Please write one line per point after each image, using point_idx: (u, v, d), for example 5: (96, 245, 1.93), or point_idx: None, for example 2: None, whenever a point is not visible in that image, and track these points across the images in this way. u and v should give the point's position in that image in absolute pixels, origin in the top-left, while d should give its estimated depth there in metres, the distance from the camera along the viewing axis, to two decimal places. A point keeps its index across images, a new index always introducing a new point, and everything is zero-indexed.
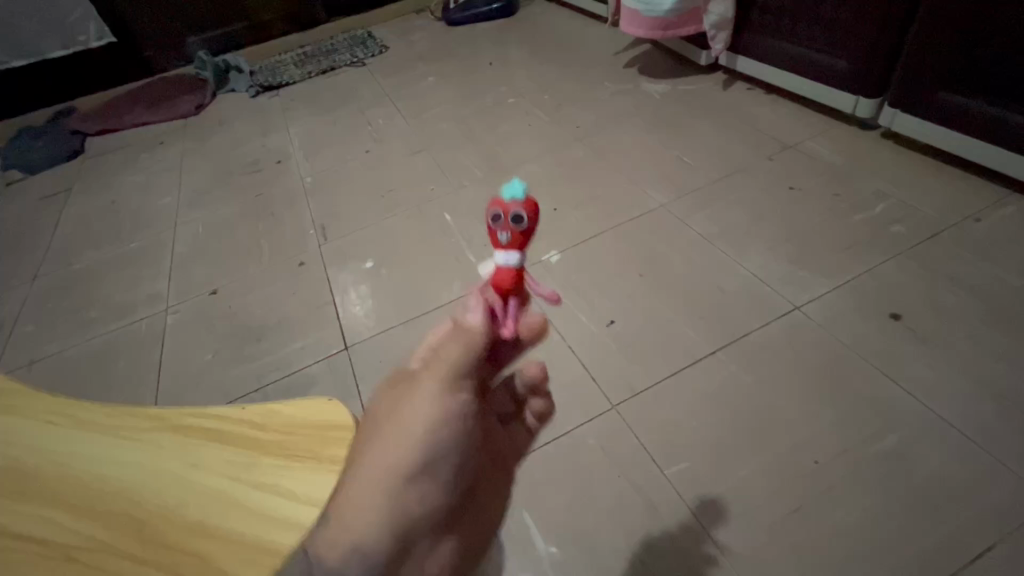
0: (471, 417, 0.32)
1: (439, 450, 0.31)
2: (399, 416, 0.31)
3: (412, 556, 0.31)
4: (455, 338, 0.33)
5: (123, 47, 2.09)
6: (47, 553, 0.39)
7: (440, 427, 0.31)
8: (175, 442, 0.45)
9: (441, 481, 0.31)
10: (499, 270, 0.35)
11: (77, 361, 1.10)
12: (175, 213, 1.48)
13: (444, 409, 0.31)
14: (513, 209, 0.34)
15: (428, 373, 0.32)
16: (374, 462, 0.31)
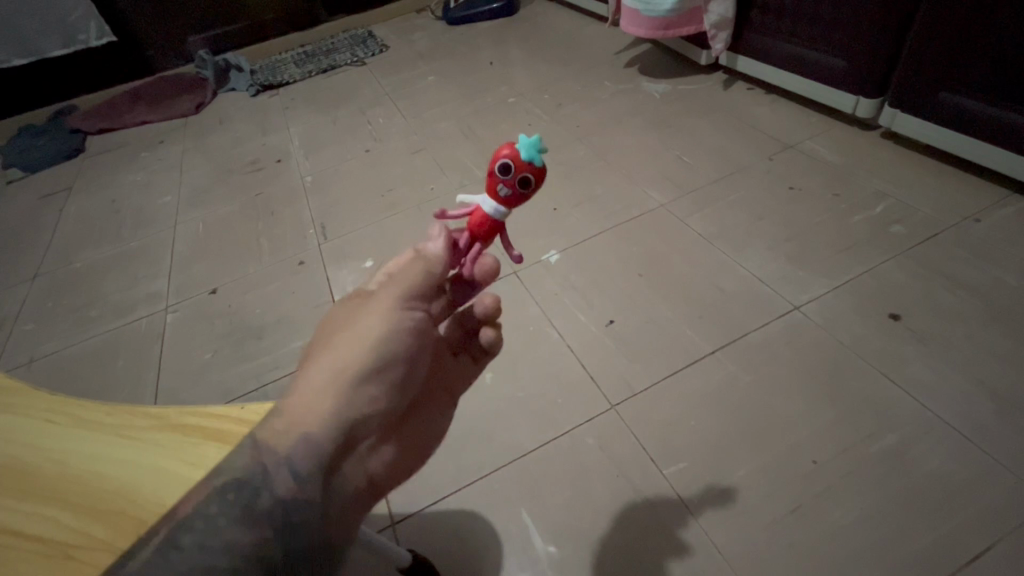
0: (407, 334, 0.48)
1: (387, 347, 0.47)
2: (359, 322, 0.47)
3: (357, 444, 0.46)
4: (411, 269, 0.49)
5: (124, 46, 2.09)
6: (47, 553, 0.40)
7: (387, 331, 0.47)
8: (173, 442, 0.45)
9: (386, 375, 0.46)
10: (480, 212, 0.49)
11: (77, 359, 1.10)
12: (175, 212, 1.48)
13: (388, 324, 0.47)
14: (511, 168, 0.46)
15: (387, 292, 0.49)
16: (338, 351, 0.46)
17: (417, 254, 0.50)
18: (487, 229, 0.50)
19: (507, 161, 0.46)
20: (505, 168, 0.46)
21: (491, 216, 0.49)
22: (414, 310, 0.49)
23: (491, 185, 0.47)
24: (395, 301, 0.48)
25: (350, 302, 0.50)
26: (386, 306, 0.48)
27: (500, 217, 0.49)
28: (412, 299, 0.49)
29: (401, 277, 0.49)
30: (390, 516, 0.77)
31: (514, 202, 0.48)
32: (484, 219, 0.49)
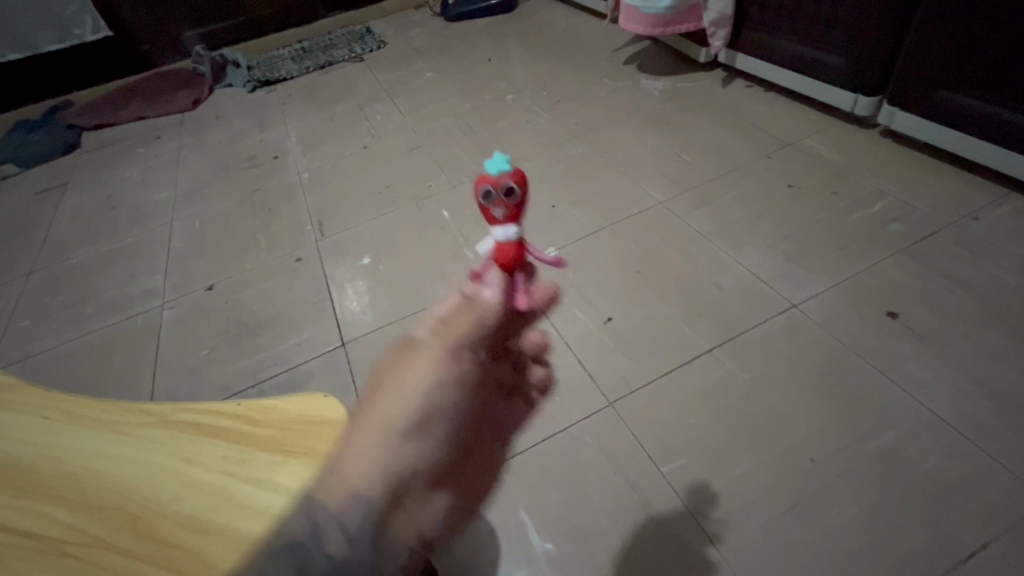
0: (469, 375, 0.37)
1: (441, 409, 0.36)
2: (405, 376, 0.36)
3: (406, 503, 0.34)
4: (461, 318, 0.41)
5: (119, 41, 2.07)
6: (37, 548, 0.39)
7: (441, 389, 0.36)
8: (171, 438, 0.45)
9: (445, 442, 0.36)
10: (498, 242, 0.58)
11: (73, 356, 1.09)
12: (172, 208, 1.47)
13: (442, 369, 0.36)
14: (502, 189, 0.55)
15: (436, 339, 0.38)
16: (381, 416, 0.35)
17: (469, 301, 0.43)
18: (512, 256, 0.58)
19: (487, 185, 0.55)
20: (489, 196, 0.55)
21: (510, 240, 0.57)
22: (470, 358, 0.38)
23: (489, 216, 0.57)
24: (446, 350, 0.37)
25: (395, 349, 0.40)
26: (436, 356, 0.37)
27: (515, 235, 0.57)
28: (467, 346, 0.39)
29: (452, 324, 0.40)
30: None
31: (513, 214, 0.57)
32: (507, 247, 0.57)
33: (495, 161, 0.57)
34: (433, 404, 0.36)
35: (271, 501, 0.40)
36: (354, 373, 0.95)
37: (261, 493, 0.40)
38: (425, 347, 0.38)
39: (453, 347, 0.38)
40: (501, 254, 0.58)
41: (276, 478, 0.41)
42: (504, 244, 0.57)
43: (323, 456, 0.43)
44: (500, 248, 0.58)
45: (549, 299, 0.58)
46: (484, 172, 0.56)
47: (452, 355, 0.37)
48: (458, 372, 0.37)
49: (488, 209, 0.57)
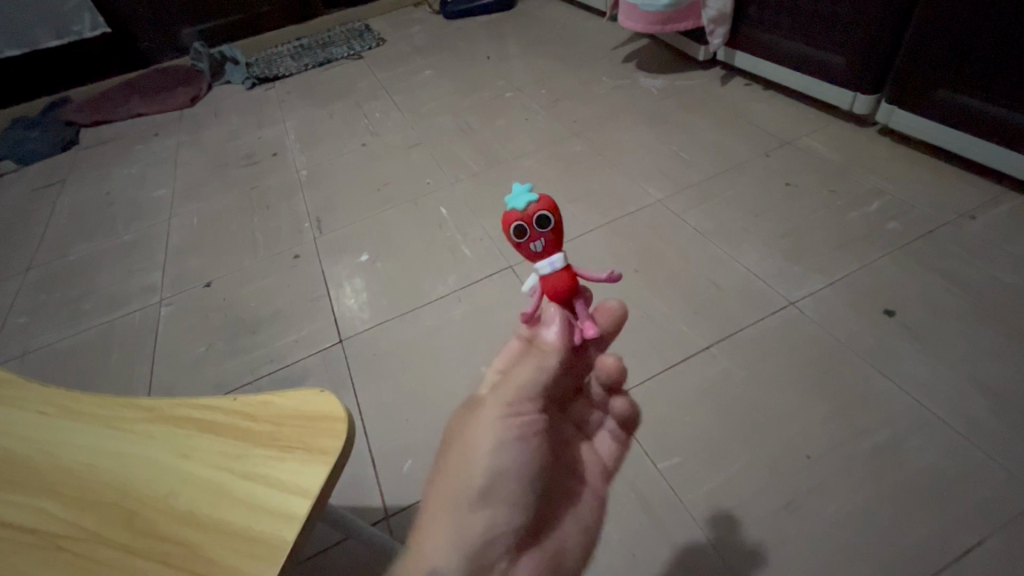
0: (525, 434, 0.44)
1: (506, 458, 0.43)
2: (473, 429, 0.44)
3: (489, 546, 0.42)
4: (524, 366, 0.45)
5: (118, 37, 2.07)
6: (37, 544, 0.39)
7: (503, 439, 0.43)
8: (166, 433, 0.45)
9: (514, 485, 0.43)
10: (548, 276, 0.45)
11: (70, 352, 1.09)
12: (170, 205, 1.47)
13: (502, 436, 0.43)
14: (536, 218, 0.42)
15: (497, 394, 0.45)
16: (456, 465, 0.44)
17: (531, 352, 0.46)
18: (564, 285, 0.45)
19: (518, 221, 0.42)
20: (522, 233, 0.43)
21: (562, 270, 0.45)
22: (531, 409, 0.45)
23: (525, 251, 0.44)
24: (507, 404, 0.44)
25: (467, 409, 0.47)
26: (497, 411, 0.44)
27: (562, 265, 0.44)
28: (527, 399, 0.45)
29: (513, 377, 0.45)
30: (384, 508, 0.76)
31: (554, 241, 0.44)
32: (557, 280, 0.45)
33: (517, 191, 0.43)
34: (499, 454, 0.43)
35: (265, 498, 0.40)
36: (352, 370, 0.95)
37: (255, 490, 0.40)
38: (490, 401, 0.45)
39: (514, 399, 0.44)
40: (548, 289, 0.45)
41: (273, 474, 0.41)
42: (554, 280, 0.45)
43: (317, 452, 0.42)
44: (548, 288, 0.45)
45: (623, 313, 0.48)
46: (507, 210, 0.43)
47: (512, 409, 0.44)
48: (519, 423, 0.44)
49: (523, 248, 0.44)
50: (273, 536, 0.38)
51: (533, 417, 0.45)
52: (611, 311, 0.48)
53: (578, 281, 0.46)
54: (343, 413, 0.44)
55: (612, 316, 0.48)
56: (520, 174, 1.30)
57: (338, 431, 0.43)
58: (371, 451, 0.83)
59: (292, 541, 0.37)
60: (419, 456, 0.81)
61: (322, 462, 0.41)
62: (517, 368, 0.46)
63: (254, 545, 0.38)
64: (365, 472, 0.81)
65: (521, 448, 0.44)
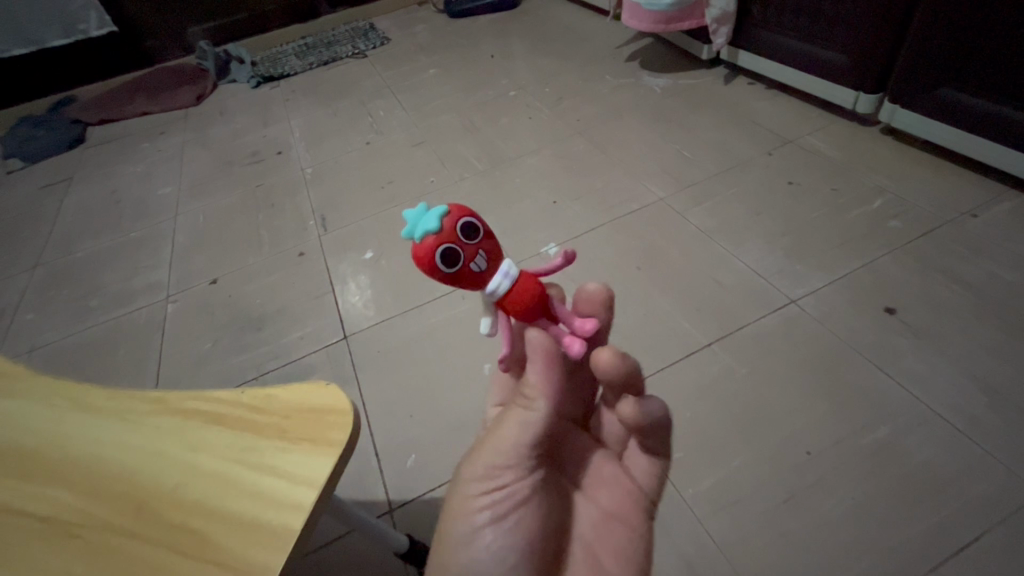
0: (514, 501, 0.43)
1: (504, 532, 0.43)
2: (462, 502, 0.44)
3: None
4: (508, 424, 0.44)
5: (124, 36, 2.08)
6: (48, 531, 0.40)
7: (495, 515, 0.43)
8: (175, 425, 0.46)
9: (518, 557, 0.43)
10: (510, 291, 0.41)
11: (78, 348, 1.11)
12: (176, 202, 1.48)
13: (488, 507, 0.42)
14: (462, 231, 0.38)
15: (482, 460, 0.44)
16: (452, 544, 0.43)
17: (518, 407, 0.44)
18: (531, 291, 0.41)
19: (441, 247, 0.38)
20: (455, 258, 0.38)
21: (518, 278, 0.41)
22: (522, 471, 0.43)
23: (468, 280, 0.40)
24: (494, 474, 0.43)
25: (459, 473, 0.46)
26: (485, 482, 0.43)
27: (514, 272, 0.41)
28: (516, 461, 0.43)
29: (498, 438, 0.44)
30: (387, 502, 0.77)
31: (492, 249, 0.40)
32: (520, 290, 0.41)
33: (412, 219, 0.38)
34: (494, 528, 0.42)
35: (272, 488, 0.41)
36: (356, 367, 0.95)
37: (263, 479, 0.41)
38: (475, 468, 0.44)
39: (500, 465, 0.43)
40: (513, 309, 0.42)
41: (279, 464, 0.42)
42: (517, 292, 0.41)
43: (323, 444, 0.43)
44: (512, 308, 0.42)
45: (608, 293, 0.48)
46: (415, 246, 0.38)
47: (501, 477, 0.43)
48: (506, 490, 0.43)
49: (464, 277, 0.39)
50: (280, 525, 0.39)
51: (524, 481, 0.43)
52: (594, 296, 0.47)
53: (538, 285, 0.42)
54: (347, 406, 0.45)
55: (597, 300, 0.47)
56: (523, 173, 1.31)
57: (343, 424, 0.44)
58: (374, 445, 0.84)
59: (299, 530, 0.38)
60: (422, 451, 0.82)
61: (328, 454, 0.42)
62: (502, 425, 0.44)
63: (261, 532, 0.38)
64: (368, 467, 0.81)
65: (518, 516, 0.43)
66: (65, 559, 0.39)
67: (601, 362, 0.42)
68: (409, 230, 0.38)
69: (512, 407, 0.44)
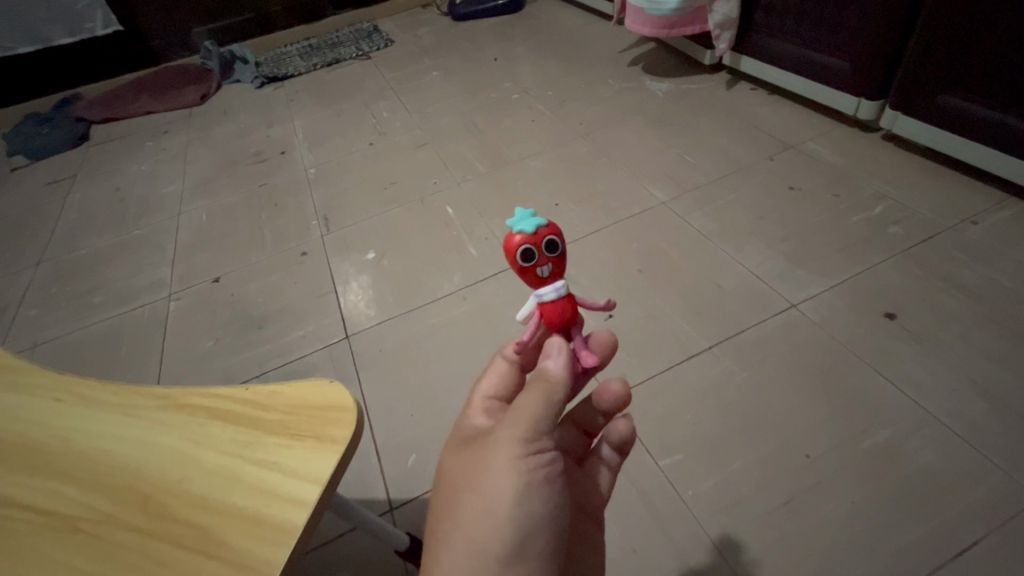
0: (544, 475, 0.39)
1: (534, 504, 0.39)
2: (489, 475, 0.39)
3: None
4: (531, 393, 0.40)
5: (129, 35, 2.09)
6: (53, 525, 0.40)
7: (529, 483, 0.39)
8: (180, 421, 0.46)
9: (543, 533, 0.39)
10: (548, 302, 0.44)
11: (80, 344, 1.11)
12: (180, 201, 1.49)
13: (527, 477, 0.39)
14: (547, 241, 0.42)
15: (510, 429, 0.40)
16: (475, 519, 0.38)
17: (539, 375, 0.41)
18: (566, 311, 0.44)
19: (525, 246, 0.42)
20: (530, 256, 0.42)
21: (564, 297, 0.44)
22: (549, 443, 0.40)
23: (530, 276, 0.43)
24: (526, 441, 0.39)
25: (474, 448, 0.42)
26: (518, 452, 0.39)
27: (566, 292, 0.44)
28: (547, 430, 0.40)
29: (522, 406, 0.40)
30: (388, 501, 0.77)
31: (562, 265, 0.44)
32: (557, 307, 0.44)
33: (519, 217, 0.43)
34: (527, 499, 0.39)
35: (277, 484, 0.41)
36: (358, 365, 0.96)
37: (266, 476, 0.42)
38: (506, 441, 0.39)
39: (534, 433, 0.40)
40: (548, 318, 0.44)
41: (282, 461, 0.42)
42: (555, 307, 0.44)
43: (327, 440, 0.43)
44: (547, 314, 0.44)
45: (615, 342, 0.48)
46: (513, 235, 0.43)
47: (532, 445, 0.40)
48: (537, 464, 0.39)
49: (529, 273, 0.43)
50: (284, 520, 0.39)
51: (553, 454, 0.40)
52: (603, 344, 0.48)
53: (578, 308, 0.45)
54: (351, 403, 0.45)
55: (604, 348, 0.48)
56: (526, 175, 1.31)
57: (348, 422, 0.44)
58: (376, 444, 0.84)
59: (302, 526, 0.39)
60: (424, 450, 0.82)
61: (333, 450, 0.42)
62: (522, 397, 0.41)
63: (266, 527, 0.39)
64: (370, 465, 0.82)
65: (550, 490, 0.40)
66: (70, 553, 0.39)
67: (609, 392, 0.49)
68: (512, 224, 0.44)
69: (531, 382, 0.41)
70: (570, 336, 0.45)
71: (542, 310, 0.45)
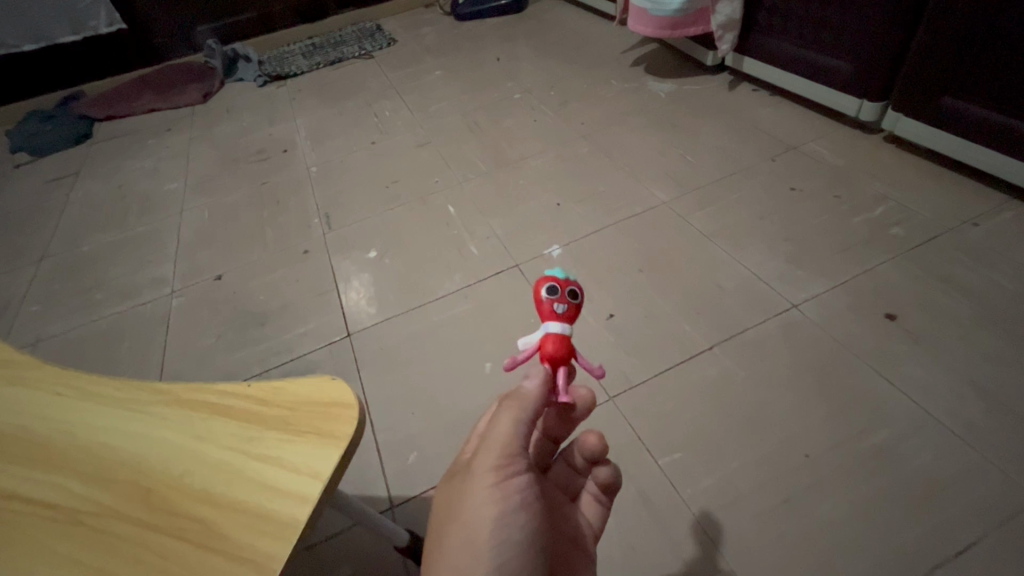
0: (521, 500, 0.39)
1: (513, 532, 0.38)
2: (466, 504, 0.38)
3: None
4: (501, 417, 0.41)
5: (133, 33, 2.10)
6: (56, 518, 0.41)
7: (506, 509, 0.38)
8: (182, 417, 0.46)
9: (526, 563, 0.38)
10: (549, 336, 0.43)
11: (82, 341, 1.11)
12: (181, 198, 1.49)
13: (503, 501, 0.38)
14: (568, 287, 0.44)
15: (483, 456, 0.40)
16: (454, 550, 0.37)
17: (510, 399, 0.41)
18: (562, 350, 0.43)
19: (549, 284, 0.44)
20: (552, 291, 0.44)
21: (565, 337, 0.43)
22: (523, 467, 0.40)
23: (543, 310, 0.44)
24: (500, 466, 0.39)
25: (452, 480, 0.41)
26: (493, 477, 0.39)
27: (566, 333, 0.43)
28: (520, 452, 0.40)
29: (496, 432, 0.40)
30: (388, 498, 0.78)
31: (575, 312, 0.44)
32: (556, 343, 0.43)
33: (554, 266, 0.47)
34: (506, 526, 0.38)
35: (278, 479, 0.41)
36: (359, 363, 0.96)
37: (268, 471, 0.42)
38: (481, 467, 0.39)
39: (508, 457, 0.40)
40: (545, 352, 0.43)
41: (284, 456, 0.42)
42: (554, 344, 0.42)
43: (329, 436, 0.43)
44: (545, 348, 0.43)
45: (593, 399, 0.47)
46: (543, 274, 0.45)
47: (507, 470, 0.39)
48: (514, 489, 0.39)
49: (544, 307, 0.44)
50: (284, 515, 0.39)
51: (527, 478, 0.40)
52: (582, 398, 0.47)
53: (575, 350, 0.44)
54: (353, 400, 0.45)
55: (584, 403, 0.47)
56: (527, 175, 1.32)
57: (348, 418, 0.44)
58: (376, 442, 0.84)
59: (303, 522, 0.39)
60: (423, 448, 0.82)
61: (334, 446, 0.42)
62: (494, 422, 0.41)
63: (266, 521, 0.39)
64: (370, 463, 0.82)
65: (526, 516, 0.39)
66: (72, 546, 0.39)
67: (587, 444, 0.48)
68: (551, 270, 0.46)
69: (503, 405, 0.42)
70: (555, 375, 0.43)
71: (540, 345, 0.43)
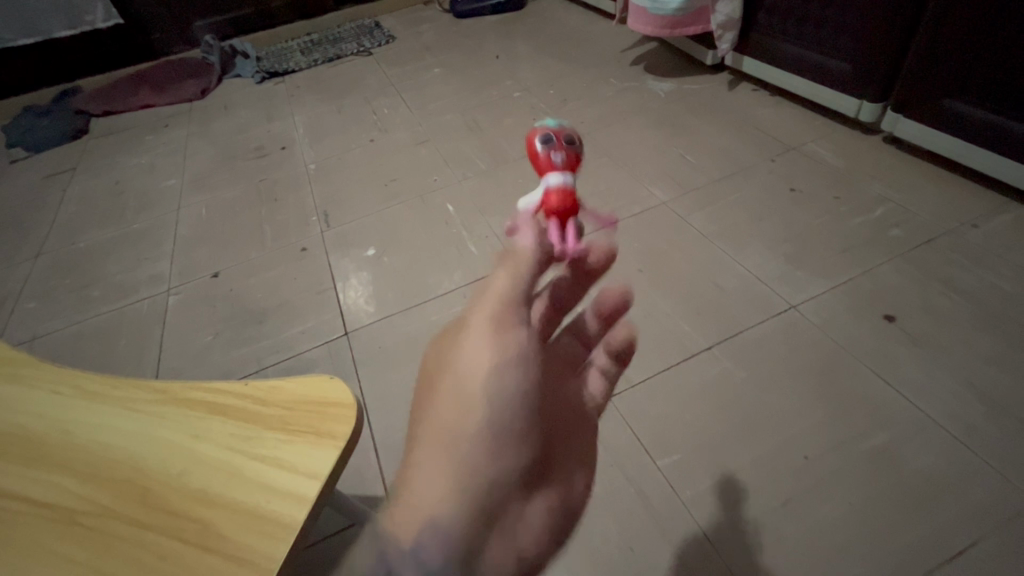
0: (520, 353, 0.40)
1: (509, 386, 0.39)
2: (461, 359, 0.40)
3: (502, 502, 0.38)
4: (499, 275, 0.43)
5: (129, 29, 2.08)
6: (51, 517, 0.40)
7: (504, 360, 0.40)
8: (180, 416, 0.46)
9: (522, 422, 0.40)
10: (552, 185, 0.53)
11: (78, 338, 1.11)
12: (179, 195, 1.48)
13: (500, 354, 0.40)
14: (563, 132, 0.56)
15: (482, 308, 0.42)
16: (443, 412, 0.40)
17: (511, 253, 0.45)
18: (567, 197, 0.52)
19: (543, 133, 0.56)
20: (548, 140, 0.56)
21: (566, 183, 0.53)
22: (524, 320, 0.42)
23: (544, 158, 0.55)
24: (500, 313, 0.41)
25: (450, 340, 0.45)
26: (488, 331, 0.40)
27: (567, 177, 0.53)
28: (521, 304, 0.42)
29: (494, 287, 0.43)
30: (386, 498, 0.77)
31: (571, 157, 0.55)
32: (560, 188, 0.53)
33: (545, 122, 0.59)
34: (500, 375, 0.39)
35: (277, 480, 0.41)
36: (357, 362, 0.96)
37: (266, 471, 0.41)
38: (475, 322, 0.42)
39: (508, 308, 0.42)
40: (550, 200, 0.52)
41: (282, 456, 0.42)
42: (559, 190, 0.52)
43: (328, 437, 0.43)
44: (550, 197, 0.52)
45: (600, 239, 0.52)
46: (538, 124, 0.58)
47: (508, 320, 0.41)
48: (510, 346, 0.40)
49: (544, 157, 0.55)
50: (283, 516, 0.39)
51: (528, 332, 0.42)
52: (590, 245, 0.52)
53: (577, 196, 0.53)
54: (352, 400, 0.45)
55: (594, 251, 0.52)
56: (526, 174, 1.31)
57: (347, 418, 0.44)
58: (374, 441, 0.84)
59: (301, 522, 0.38)
60: None
61: (334, 447, 0.42)
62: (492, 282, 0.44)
63: (265, 522, 0.39)
64: (368, 463, 0.82)
65: (522, 371, 0.40)
66: (68, 546, 0.39)
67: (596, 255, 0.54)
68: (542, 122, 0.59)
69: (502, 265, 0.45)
70: (557, 227, 0.51)
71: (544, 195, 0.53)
